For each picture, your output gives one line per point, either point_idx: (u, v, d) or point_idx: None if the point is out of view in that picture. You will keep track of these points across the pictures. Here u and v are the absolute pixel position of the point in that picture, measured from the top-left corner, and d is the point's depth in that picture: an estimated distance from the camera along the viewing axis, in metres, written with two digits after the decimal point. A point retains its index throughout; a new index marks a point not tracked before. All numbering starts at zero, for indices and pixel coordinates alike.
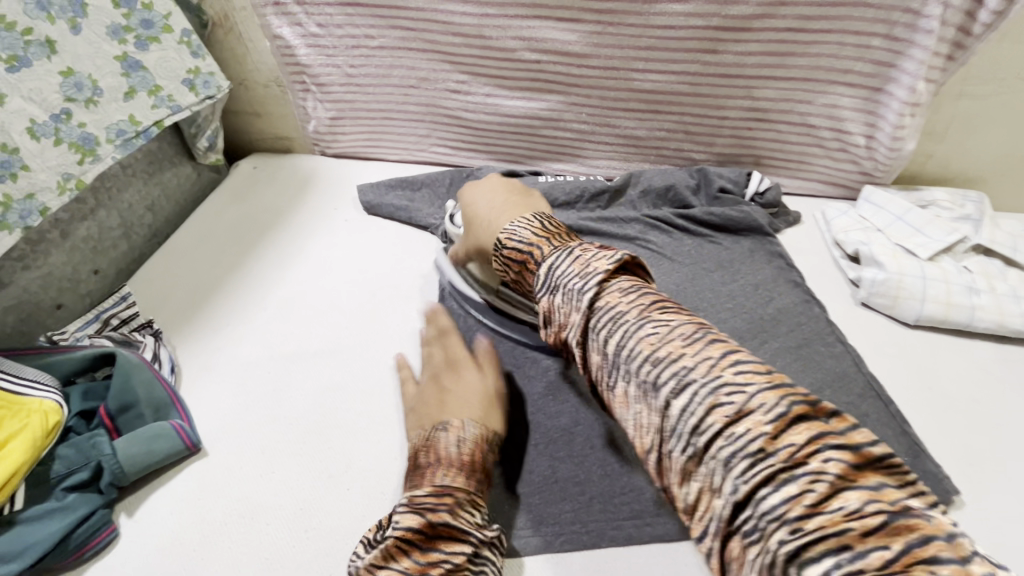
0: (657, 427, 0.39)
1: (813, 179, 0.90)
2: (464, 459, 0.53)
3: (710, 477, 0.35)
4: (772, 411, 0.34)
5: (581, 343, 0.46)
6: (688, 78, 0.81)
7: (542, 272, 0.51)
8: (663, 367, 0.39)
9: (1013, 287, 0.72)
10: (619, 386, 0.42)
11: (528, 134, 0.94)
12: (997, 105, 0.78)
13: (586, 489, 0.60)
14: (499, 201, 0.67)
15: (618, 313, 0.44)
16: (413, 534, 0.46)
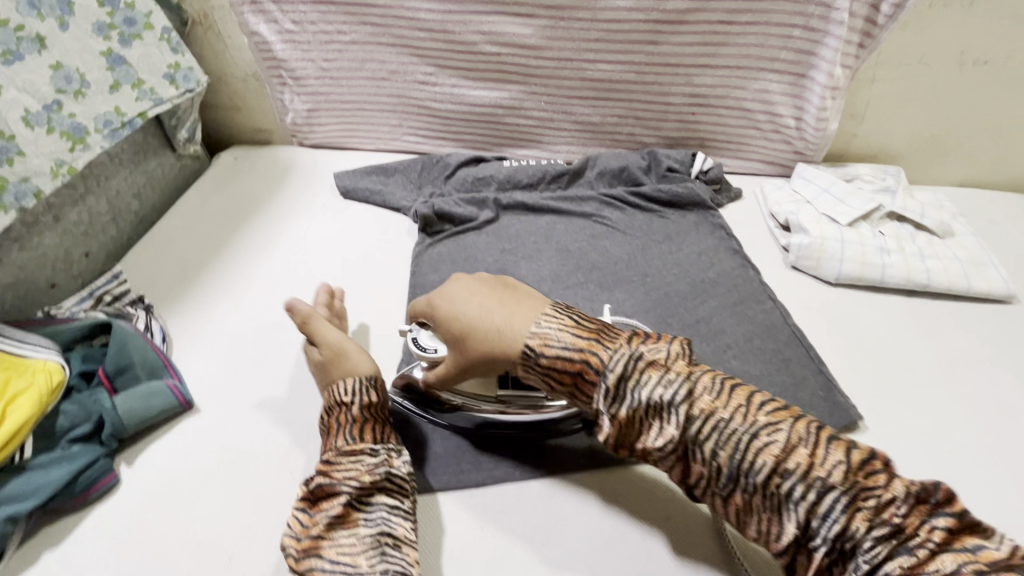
0: (785, 530, 0.47)
1: (752, 159, 0.99)
2: (339, 421, 0.61)
3: (843, 561, 0.46)
4: (894, 499, 0.45)
5: (682, 454, 0.51)
6: (634, 67, 0.90)
7: (616, 387, 0.51)
8: (794, 480, 0.47)
9: (919, 248, 0.81)
10: (738, 494, 0.49)
11: (493, 122, 1.01)
12: (907, 88, 0.87)
13: (542, 428, 0.68)
14: (487, 295, 0.60)
15: (724, 424, 0.49)
16: (302, 502, 0.56)
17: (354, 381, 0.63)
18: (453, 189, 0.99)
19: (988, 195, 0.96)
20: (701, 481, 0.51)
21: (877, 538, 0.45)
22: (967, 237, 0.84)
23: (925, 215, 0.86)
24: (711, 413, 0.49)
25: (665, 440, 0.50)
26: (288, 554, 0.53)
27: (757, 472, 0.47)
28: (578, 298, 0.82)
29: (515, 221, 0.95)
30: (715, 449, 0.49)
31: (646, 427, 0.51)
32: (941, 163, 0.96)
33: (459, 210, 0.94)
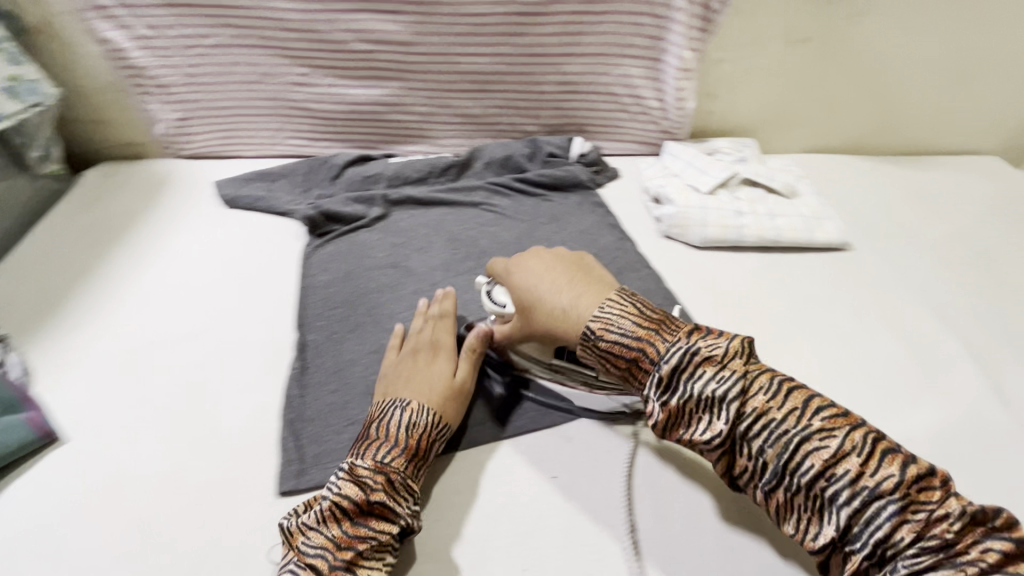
0: (824, 532, 0.49)
1: (626, 140, 1.06)
2: (409, 442, 0.59)
3: (886, 571, 0.47)
4: (951, 514, 0.46)
5: (726, 447, 0.54)
6: (504, 59, 0.94)
7: (667, 374, 0.56)
8: (839, 485, 0.48)
9: (769, 209, 0.91)
10: (781, 493, 0.51)
11: (376, 120, 1.02)
12: (749, 66, 0.97)
13: None
14: (561, 277, 0.68)
15: (776, 426, 0.52)
16: (350, 506, 0.54)
17: (428, 412, 0.62)
18: (341, 189, 0.98)
19: (829, 158, 1.09)
20: (748, 476, 0.54)
21: (922, 546, 0.45)
22: (810, 195, 0.95)
23: (774, 178, 0.96)
24: (764, 411, 0.52)
25: (713, 433, 0.54)
26: (320, 555, 0.52)
27: (803, 471, 0.50)
28: (469, 284, 0.84)
29: (406, 215, 0.96)
30: (762, 445, 0.52)
31: (696, 419, 0.55)
32: (789, 133, 1.08)
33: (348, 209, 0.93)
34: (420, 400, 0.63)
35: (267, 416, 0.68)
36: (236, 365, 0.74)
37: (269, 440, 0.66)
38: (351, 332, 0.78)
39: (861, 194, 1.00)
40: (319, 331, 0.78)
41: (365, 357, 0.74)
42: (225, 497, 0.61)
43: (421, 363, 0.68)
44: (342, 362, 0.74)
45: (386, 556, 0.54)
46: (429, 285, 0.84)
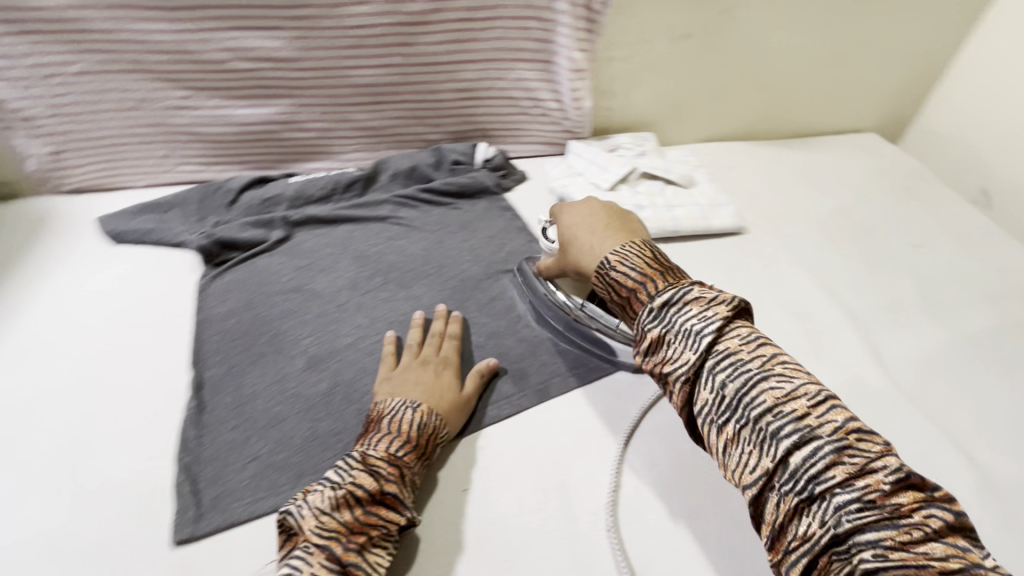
0: (763, 464, 0.45)
1: (531, 141, 1.07)
2: (417, 439, 0.61)
3: (815, 510, 0.43)
4: (892, 470, 0.43)
5: (689, 378, 0.51)
6: (396, 70, 0.93)
7: (660, 307, 0.54)
8: (786, 422, 0.45)
9: (667, 200, 0.94)
10: (729, 423, 0.48)
11: (271, 139, 0.98)
12: (639, 63, 1.00)
13: (342, 437, 0.66)
14: (600, 222, 0.67)
15: (739, 361, 0.49)
16: (365, 494, 0.54)
17: (433, 415, 0.63)
18: (240, 214, 0.94)
19: (726, 146, 1.15)
20: (702, 410, 0.50)
21: (859, 497, 0.42)
22: (706, 183, 0.99)
23: (671, 170, 0.99)
24: (735, 349, 0.50)
25: (683, 362, 0.51)
26: (334, 539, 0.50)
27: (754, 406, 0.47)
28: (377, 301, 0.83)
29: (310, 236, 0.93)
30: (723, 378, 0.49)
31: (670, 347, 0.52)
32: (686, 124, 1.12)
33: (247, 234, 0.90)
34: (424, 402, 0.64)
35: (158, 465, 0.64)
36: (125, 413, 0.69)
37: (160, 490, 0.62)
38: (251, 364, 0.75)
39: (754, 178, 1.05)
40: (217, 366, 0.74)
41: (267, 389, 0.71)
42: (109, 558, 0.57)
43: (430, 368, 0.69)
44: (242, 397, 0.71)
45: (388, 549, 0.54)
46: (335, 306, 0.82)
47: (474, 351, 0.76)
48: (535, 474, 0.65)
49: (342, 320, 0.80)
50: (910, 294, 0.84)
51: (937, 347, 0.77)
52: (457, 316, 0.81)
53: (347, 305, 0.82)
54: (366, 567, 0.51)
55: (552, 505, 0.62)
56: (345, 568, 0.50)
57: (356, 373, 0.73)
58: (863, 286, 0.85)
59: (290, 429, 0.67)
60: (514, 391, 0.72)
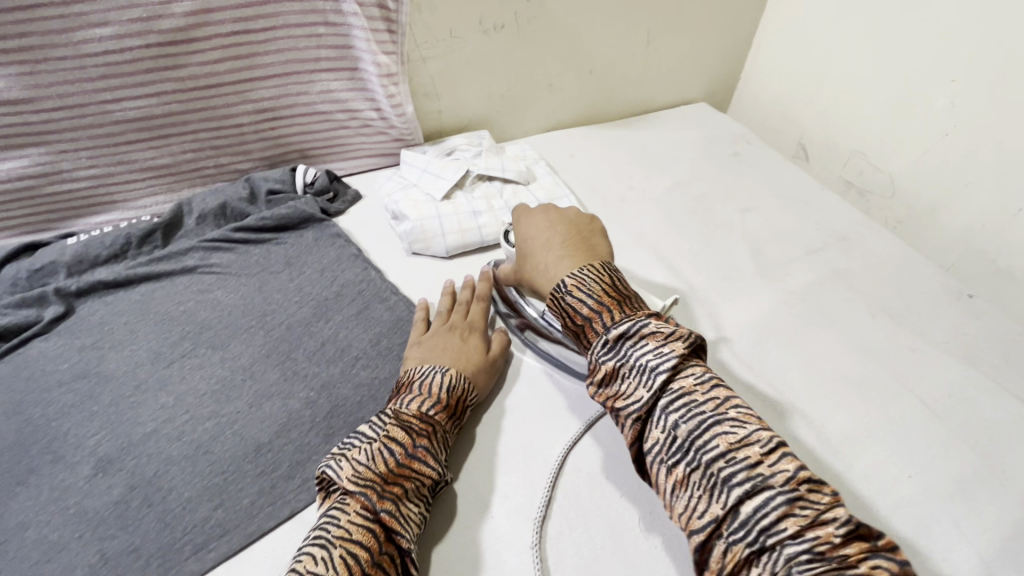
0: (711, 510, 0.47)
1: (360, 156, 0.98)
2: (448, 397, 0.62)
3: (765, 563, 0.44)
4: (842, 521, 0.44)
5: (642, 416, 0.53)
6: (171, 97, 0.79)
7: (616, 339, 0.56)
8: (738, 467, 0.47)
9: (505, 201, 0.90)
10: (680, 466, 0.50)
11: (31, 198, 0.81)
12: (456, 60, 0.94)
13: (141, 552, 0.55)
14: (558, 239, 0.67)
15: (692, 402, 0.52)
16: (399, 446, 0.55)
17: (460, 377, 0.64)
18: (2, 295, 0.77)
19: (566, 133, 1.13)
20: (653, 449, 0.52)
21: (811, 550, 0.43)
22: (545, 176, 0.97)
23: (507, 168, 0.94)
24: (689, 389, 0.52)
25: (636, 400, 0.54)
26: (367, 487, 0.52)
27: (708, 450, 0.49)
28: (184, 371, 0.71)
29: (101, 306, 0.78)
30: (676, 420, 0.51)
31: (625, 382, 0.55)
32: (522, 117, 1.09)
33: (11, 319, 0.74)
34: (452, 367, 0.65)
35: None
36: None
37: None
38: (19, 485, 0.60)
39: (594, 164, 1.04)
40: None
41: (41, 513, 0.58)
42: None
43: (456, 334, 0.70)
44: (6, 531, 0.57)
45: (420, 503, 0.55)
46: (132, 388, 0.69)
47: (304, 409, 0.67)
48: None
49: (141, 404, 0.67)
50: (743, 261, 0.86)
51: (770, 309, 0.79)
52: (283, 372, 0.71)
53: (147, 384, 0.69)
54: (399, 516, 0.52)
55: None
56: (381, 514, 0.51)
57: (158, 468, 0.62)
58: (702, 261, 0.86)
59: (70, 559, 0.55)
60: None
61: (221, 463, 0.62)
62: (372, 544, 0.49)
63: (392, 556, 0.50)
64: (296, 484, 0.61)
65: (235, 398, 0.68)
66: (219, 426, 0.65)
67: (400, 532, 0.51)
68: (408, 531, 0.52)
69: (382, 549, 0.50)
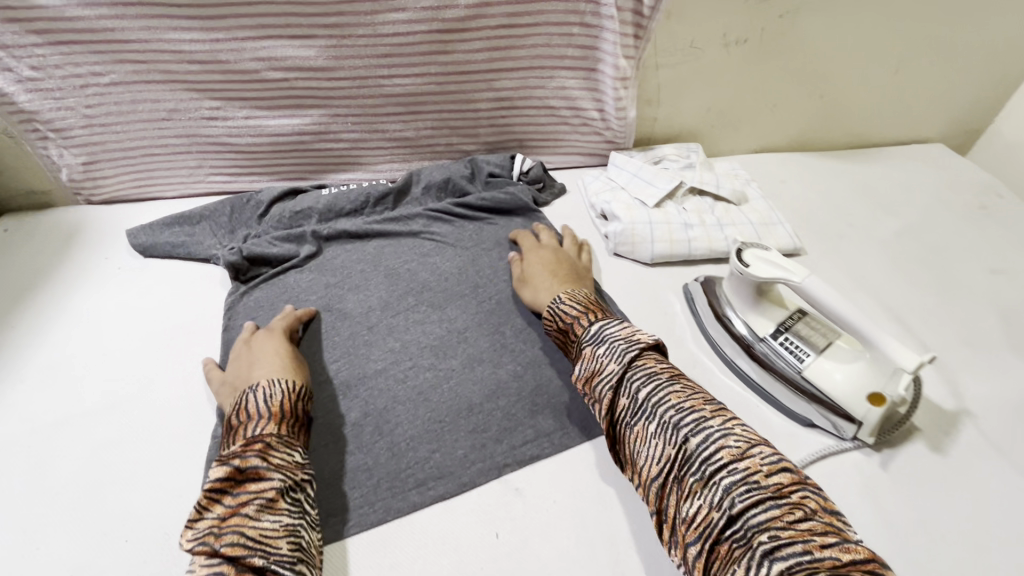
0: (663, 452, 0.53)
1: (570, 152, 1.02)
2: (273, 409, 0.60)
3: (707, 494, 0.49)
4: (768, 460, 0.49)
5: (614, 386, 0.59)
6: (433, 79, 0.88)
7: (596, 327, 0.65)
8: (686, 414, 0.54)
9: (717, 218, 0.88)
10: (640, 423, 0.56)
11: (302, 151, 0.96)
12: (688, 71, 0.94)
13: (373, 472, 0.63)
14: (562, 265, 0.79)
15: (653, 373, 0.58)
16: (221, 483, 0.52)
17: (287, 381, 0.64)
18: (269, 227, 0.91)
19: (777, 157, 1.08)
20: (619, 412, 0.58)
21: (745, 480, 0.48)
22: (758, 200, 0.93)
23: (721, 185, 0.92)
24: (651, 364, 0.60)
25: (605, 372, 0.60)
26: (205, 534, 0.49)
27: (660, 403, 0.55)
28: (408, 322, 0.79)
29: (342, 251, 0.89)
30: (636, 385, 0.58)
31: (597, 360, 0.61)
32: (734, 135, 1.06)
33: (277, 251, 0.87)
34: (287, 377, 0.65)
35: (183, 498, 0.62)
36: (148, 442, 0.67)
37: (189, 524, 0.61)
38: None
39: (808, 194, 0.98)
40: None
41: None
42: None
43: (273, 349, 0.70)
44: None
45: (284, 517, 0.52)
46: (365, 328, 0.78)
47: (511, 381, 0.72)
48: (581, 524, 0.59)
49: (373, 344, 0.76)
50: (991, 329, 0.76)
51: None
52: (492, 343, 0.76)
53: (378, 327, 0.78)
54: (245, 540, 0.48)
55: (598, 561, 0.56)
56: (221, 550, 0.47)
57: (386, 403, 0.69)
58: (938, 318, 0.77)
59: (319, 461, 0.64)
60: (556, 428, 0.67)
61: (439, 412, 0.68)
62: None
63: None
64: (504, 449, 0.65)
65: (451, 356, 0.74)
66: (437, 378, 0.72)
67: (252, 551, 0.48)
68: (264, 547, 0.49)
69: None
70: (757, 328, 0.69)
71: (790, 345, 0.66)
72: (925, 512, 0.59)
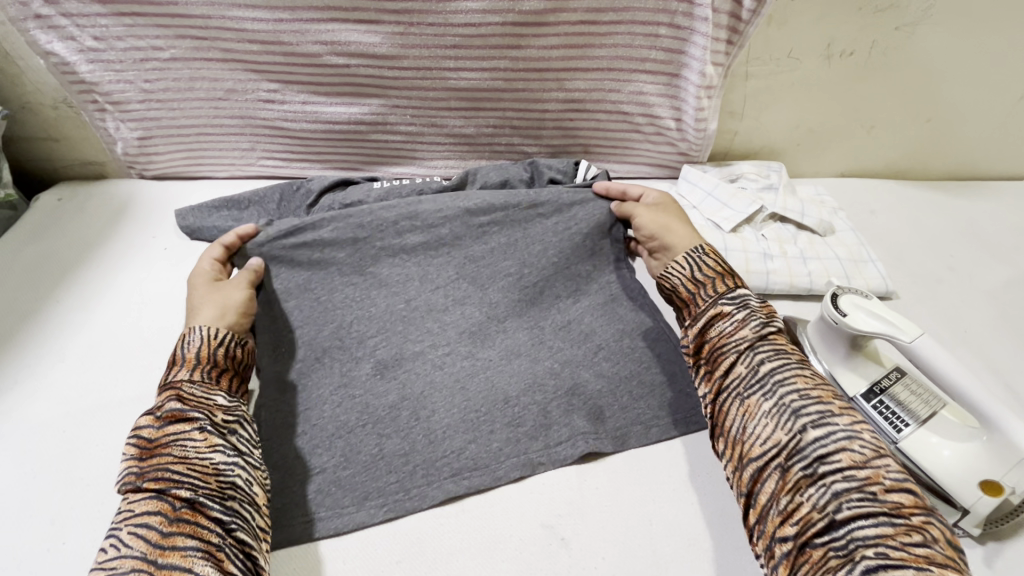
0: (774, 437, 0.52)
1: (638, 161, 0.95)
2: (191, 356, 0.60)
3: (812, 492, 0.48)
4: (894, 474, 0.48)
5: (737, 350, 0.58)
6: (500, 74, 0.82)
7: (739, 293, 0.63)
8: (810, 403, 0.53)
9: (801, 250, 0.79)
10: (755, 397, 0.55)
11: (357, 141, 0.92)
12: (780, 82, 0.85)
13: (409, 459, 0.61)
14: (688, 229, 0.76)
15: (779, 349, 0.58)
16: (143, 428, 0.54)
17: (209, 327, 0.64)
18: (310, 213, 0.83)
19: (866, 184, 0.97)
20: (731, 382, 0.58)
21: (863, 490, 0.47)
22: (847, 232, 0.83)
23: (806, 213, 0.84)
24: (778, 340, 0.59)
25: (737, 335, 0.59)
26: (127, 475, 0.51)
27: (783, 385, 0.55)
28: (447, 300, 0.74)
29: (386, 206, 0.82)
30: (763, 358, 0.57)
31: (730, 322, 0.60)
32: (821, 155, 0.96)
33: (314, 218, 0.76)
34: (216, 325, 0.65)
35: None
36: None
37: None
38: (318, 360, 0.69)
39: (902, 229, 0.89)
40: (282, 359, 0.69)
41: (331, 393, 0.66)
42: None
43: (211, 288, 0.70)
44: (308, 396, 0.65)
45: (217, 453, 0.53)
46: (403, 302, 0.74)
47: (549, 377, 0.67)
48: None
49: (411, 322, 0.72)
50: None
51: None
52: (533, 333, 0.72)
53: (417, 303, 0.74)
54: (165, 476, 0.50)
55: None
56: (146, 486, 0.50)
57: (424, 387, 0.66)
58: None
59: (356, 443, 0.62)
60: (590, 430, 0.63)
61: (477, 402, 0.65)
62: (162, 507, 0.48)
63: (192, 506, 0.49)
64: (540, 448, 0.62)
65: (490, 344, 0.70)
66: (477, 366, 0.68)
67: (173, 484, 0.50)
68: (190, 479, 0.50)
69: (177, 507, 0.48)
70: (844, 385, 0.61)
71: (885, 411, 0.58)
72: None
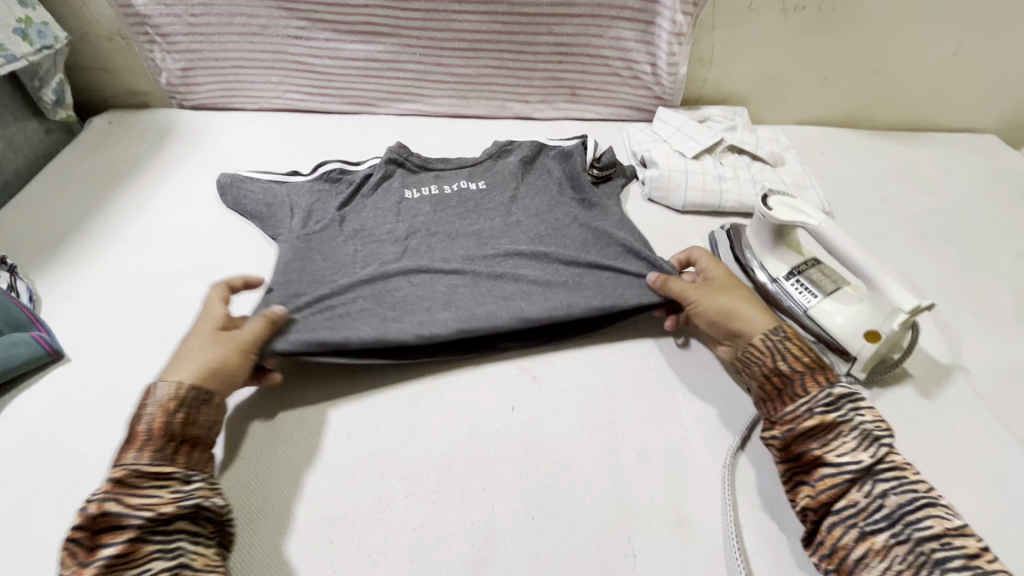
0: None
1: (619, 104, 1.08)
2: (149, 431, 0.53)
3: None
4: None
5: (852, 477, 0.52)
6: (498, 19, 0.95)
7: (847, 390, 0.57)
8: (954, 554, 0.47)
9: (751, 175, 0.93)
10: (882, 534, 0.49)
11: (373, 76, 1.04)
12: (742, 33, 0.97)
13: None
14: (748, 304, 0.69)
15: (901, 476, 0.52)
16: (81, 533, 0.47)
17: (168, 387, 0.55)
18: (327, 267, 0.77)
19: (820, 131, 1.10)
20: (847, 509, 0.52)
21: None
22: (796, 165, 0.96)
23: (760, 146, 0.97)
24: (902, 466, 0.53)
25: (854, 460, 0.53)
26: None
27: (920, 527, 0.49)
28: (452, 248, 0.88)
29: (413, 254, 0.80)
30: (887, 490, 0.51)
31: (839, 440, 0.55)
32: (781, 103, 1.09)
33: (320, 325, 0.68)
34: (175, 382, 0.56)
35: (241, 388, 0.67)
36: None
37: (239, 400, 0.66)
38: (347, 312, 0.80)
39: (846, 166, 1.02)
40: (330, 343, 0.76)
41: None
42: None
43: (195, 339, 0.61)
44: None
45: (148, 561, 0.46)
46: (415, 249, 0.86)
47: None
48: (587, 410, 0.67)
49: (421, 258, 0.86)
50: (1004, 302, 0.79)
51: None
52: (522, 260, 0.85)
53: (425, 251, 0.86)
54: None
55: (598, 439, 0.64)
56: None
57: None
58: (954, 289, 0.81)
59: None
60: None
61: None
62: None
63: None
64: None
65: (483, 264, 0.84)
66: None
67: None
68: None
69: None
70: (771, 269, 0.75)
71: (800, 286, 0.72)
72: (906, 440, 0.64)
